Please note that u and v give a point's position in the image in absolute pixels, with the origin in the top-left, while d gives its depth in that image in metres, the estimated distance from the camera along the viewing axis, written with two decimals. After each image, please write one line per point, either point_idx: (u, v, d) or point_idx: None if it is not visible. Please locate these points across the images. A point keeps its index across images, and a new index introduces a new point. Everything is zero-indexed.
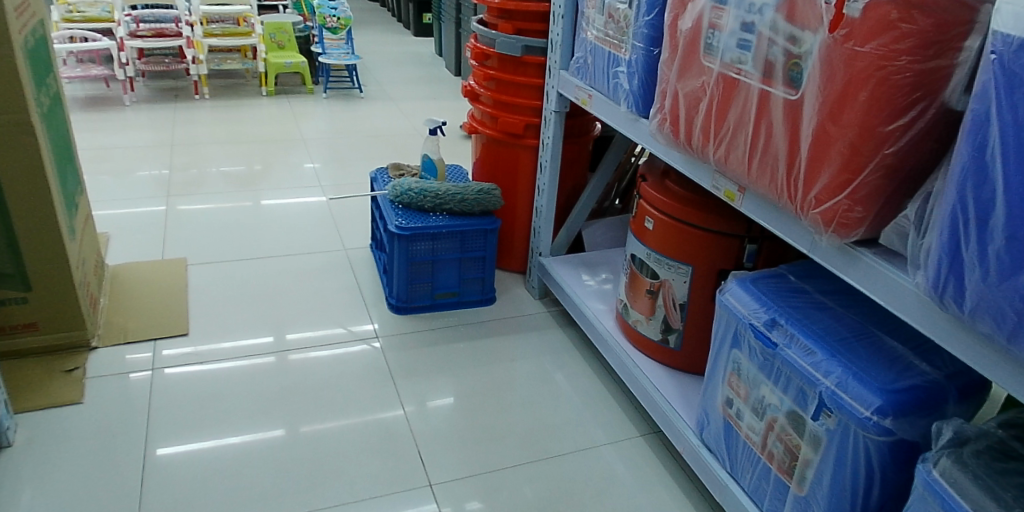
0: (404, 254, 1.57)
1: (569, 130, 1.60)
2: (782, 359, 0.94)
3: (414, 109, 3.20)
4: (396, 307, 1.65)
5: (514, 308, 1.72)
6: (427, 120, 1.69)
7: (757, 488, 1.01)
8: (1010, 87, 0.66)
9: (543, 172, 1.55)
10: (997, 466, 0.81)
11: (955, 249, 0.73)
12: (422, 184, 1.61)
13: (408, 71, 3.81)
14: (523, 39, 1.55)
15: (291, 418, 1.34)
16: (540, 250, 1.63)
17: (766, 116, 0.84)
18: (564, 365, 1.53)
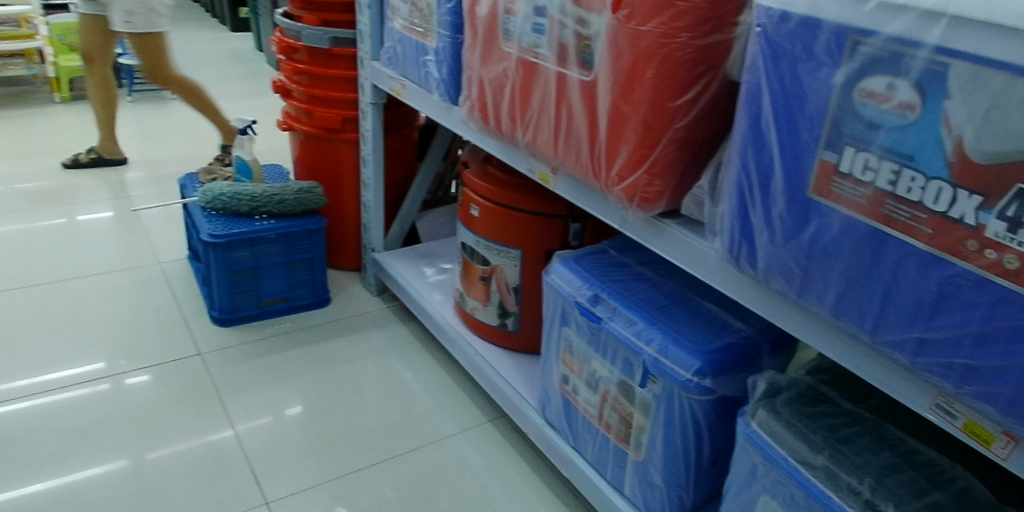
0: (221, 263, 1.49)
1: (388, 122, 1.58)
2: (607, 332, 0.96)
3: (234, 108, 3.06)
4: (220, 319, 1.57)
5: (353, 307, 1.68)
6: (237, 121, 1.60)
7: (599, 458, 1.04)
8: (775, 58, 0.72)
9: (367, 166, 1.52)
10: (807, 411, 0.89)
11: (744, 214, 0.78)
12: (235, 187, 1.54)
13: (227, 68, 3.62)
14: (330, 31, 1.50)
15: (99, 454, 1.23)
16: (371, 246, 1.60)
17: (565, 98, 0.86)
18: (408, 359, 1.51)
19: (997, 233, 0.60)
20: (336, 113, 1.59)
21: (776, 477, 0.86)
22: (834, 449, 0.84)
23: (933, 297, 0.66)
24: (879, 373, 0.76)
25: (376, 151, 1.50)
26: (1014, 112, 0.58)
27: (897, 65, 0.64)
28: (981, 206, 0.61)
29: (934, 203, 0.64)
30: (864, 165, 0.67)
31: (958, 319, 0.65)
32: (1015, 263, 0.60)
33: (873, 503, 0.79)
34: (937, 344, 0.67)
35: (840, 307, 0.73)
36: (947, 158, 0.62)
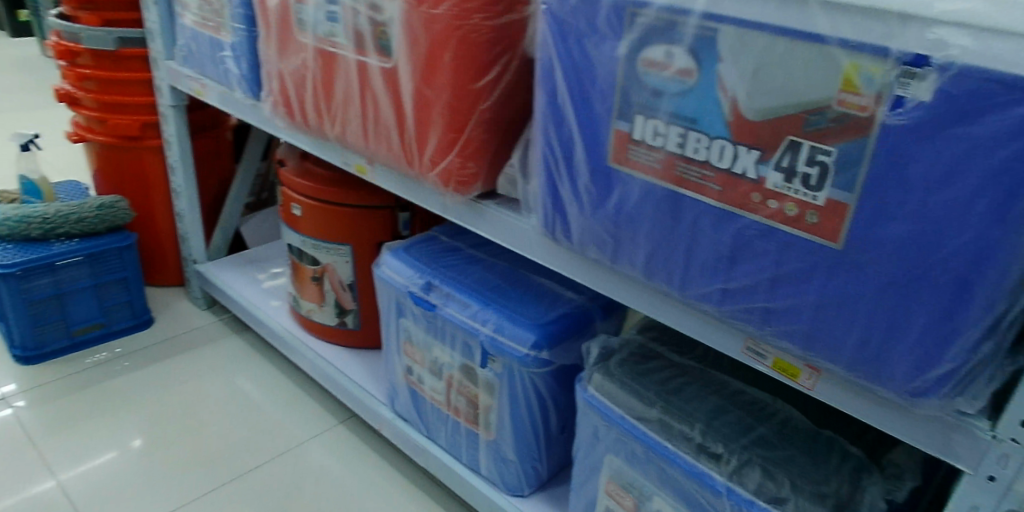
0: (16, 295, 1.36)
1: (195, 124, 1.51)
2: (442, 318, 0.96)
3: (19, 123, 2.76)
4: (24, 358, 1.43)
5: (182, 325, 1.59)
6: (17, 137, 1.44)
7: (454, 443, 1.05)
8: (562, 33, 0.74)
9: (176, 173, 1.45)
10: (639, 369, 0.93)
11: (554, 187, 0.80)
12: (22, 209, 1.38)
13: (9, 81, 3.26)
14: (114, 31, 1.40)
15: None
16: (192, 257, 1.55)
17: (368, 87, 0.84)
18: (249, 371, 1.45)
19: (775, 184, 0.66)
20: (134, 119, 1.48)
21: (617, 436, 0.90)
22: (666, 401, 0.89)
23: (729, 249, 0.70)
24: (694, 326, 0.80)
25: (182, 158, 1.43)
26: (778, 71, 0.63)
27: (671, 33, 0.67)
28: (759, 160, 0.66)
29: (719, 161, 0.68)
30: (654, 131, 0.71)
31: (753, 268, 0.70)
32: (794, 211, 0.66)
33: (705, 445, 0.85)
34: (737, 292, 0.72)
35: (650, 269, 0.77)
36: (725, 118, 0.67)
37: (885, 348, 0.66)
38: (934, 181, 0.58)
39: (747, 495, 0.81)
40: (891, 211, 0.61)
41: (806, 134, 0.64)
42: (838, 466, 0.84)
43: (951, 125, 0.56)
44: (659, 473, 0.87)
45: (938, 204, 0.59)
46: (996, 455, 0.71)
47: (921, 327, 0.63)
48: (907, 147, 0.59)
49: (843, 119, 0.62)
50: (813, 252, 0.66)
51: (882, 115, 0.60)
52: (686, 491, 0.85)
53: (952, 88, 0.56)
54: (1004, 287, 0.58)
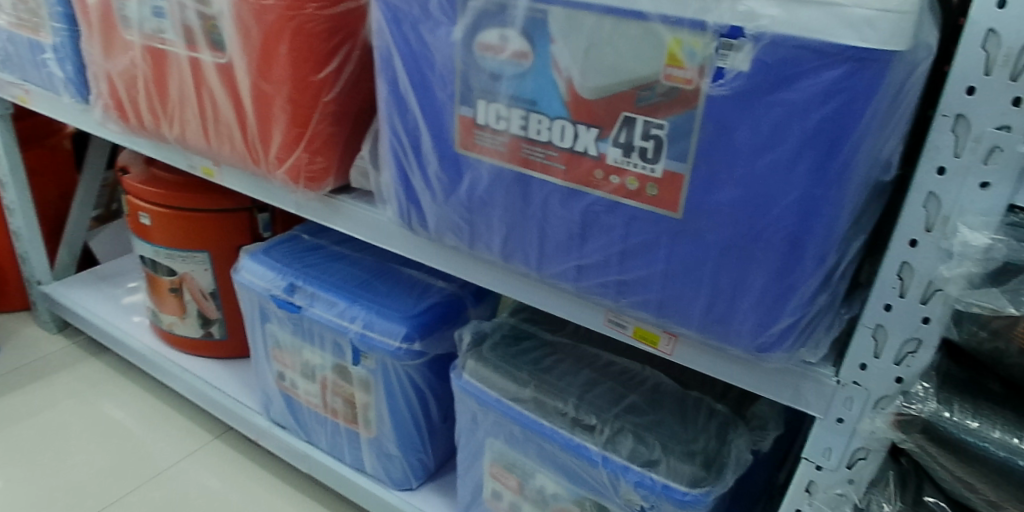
0: None
1: (25, 135, 1.41)
2: (309, 319, 0.94)
3: None
4: None
5: (32, 352, 1.47)
6: None
7: (335, 444, 1.04)
8: (396, 20, 0.73)
9: (7, 189, 1.35)
10: (511, 351, 0.94)
11: (405, 177, 0.79)
12: None
13: None
14: None
15: None
16: (36, 279, 1.47)
17: (204, 84, 0.82)
18: (111, 394, 1.36)
19: (616, 159, 0.68)
20: None
21: (495, 419, 0.91)
22: (539, 380, 0.90)
23: (579, 225, 0.72)
24: (557, 304, 0.82)
25: (13, 173, 1.32)
26: (607, 48, 0.65)
27: (503, 16, 0.67)
28: (598, 137, 0.68)
29: (561, 140, 0.69)
30: (496, 115, 0.71)
31: (603, 242, 0.72)
32: (635, 185, 0.68)
33: (579, 419, 0.87)
34: (592, 268, 0.74)
35: (507, 251, 0.77)
36: (563, 98, 0.68)
37: (729, 310, 0.70)
38: (758, 146, 0.62)
39: (621, 462, 0.84)
40: (721, 179, 0.65)
41: (639, 109, 0.66)
42: (706, 423, 0.88)
43: (769, 92, 0.60)
44: (538, 451, 0.89)
45: (765, 168, 0.63)
46: (841, 398, 0.79)
47: (759, 286, 0.67)
48: (732, 116, 0.62)
49: (672, 93, 0.64)
50: (656, 222, 0.69)
51: (706, 87, 0.62)
52: (565, 464, 0.88)
53: (766, 58, 0.59)
54: (831, 240, 0.63)
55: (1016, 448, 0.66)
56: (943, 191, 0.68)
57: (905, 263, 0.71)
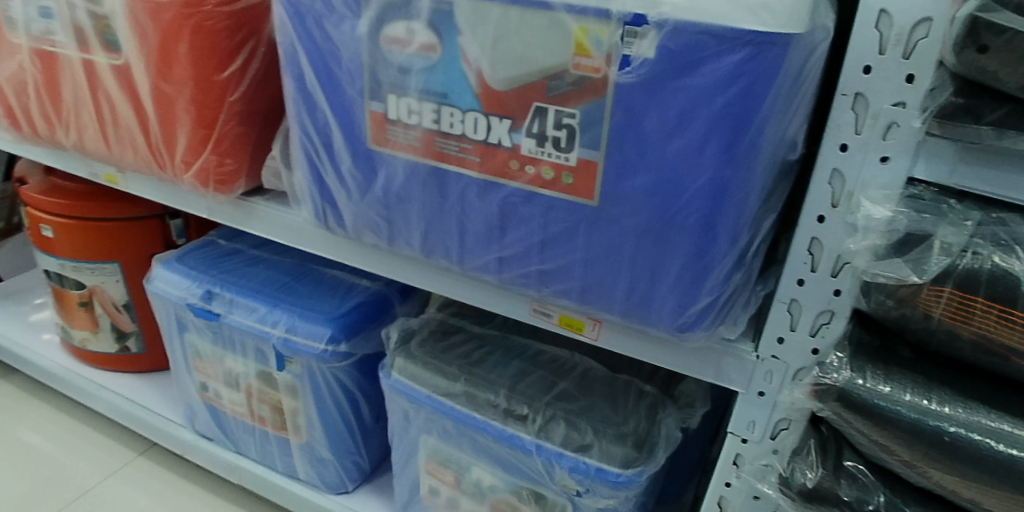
0: None
1: None
2: (229, 326, 0.92)
3: None
4: None
5: None
6: None
7: (265, 453, 1.03)
8: (299, 15, 0.71)
9: None
10: (440, 346, 0.93)
11: (318, 176, 0.78)
12: None
13: None
14: None
15: None
16: None
17: (100, 87, 0.80)
18: (23, 417, 1.30)
19: (530, 149, 0.68)
20: None
21: (427, 416, 0.90)
22: (470, 374, 0.90)
23: (498, 217, 0.72)
24: (482, 296, 0.81)
25: None
26: (515, 38, 0.65)
27: (407, 9, 0.66)
28: (511, 128, 0.68)
29: (474, 133, 0.69)
30: (408, 110, 0.70)
31: (522, 233, 0.72)
32: (550, 174, 0.68)
33: (511, 409, 0.87)
34: (512, 259, 0.74)
35: (427, 246, 0.77)
36: (473, 90, 0.68)
37: (649, 293, 0.71)
38: (668, 131, 0.63)
39: (555, 449, 0.84)
40: (634, 165, 0.65)
41: (550, 99, 0.66)
42: (635, 405, 0.90)
43: (674, 78, 0.61)
44: (472, 444, 0.89)
45: (674, 152, 0.64)
46: (762, 372, 0.81)
47: (676, 268, 0.68)
48: (639, 103, 0.63)
49: (581, 82, 0.64)
50: (573, 211, 0.69)
51: (614, 75, 0.63)
52: (501, 456, 0.88)
53: (670, 44, 0.60)
54: (741, 220, 0.65)
55: (925, 408, 0.70)
56: (846, 167, 0.70)
57: (815, 240, 0.74)
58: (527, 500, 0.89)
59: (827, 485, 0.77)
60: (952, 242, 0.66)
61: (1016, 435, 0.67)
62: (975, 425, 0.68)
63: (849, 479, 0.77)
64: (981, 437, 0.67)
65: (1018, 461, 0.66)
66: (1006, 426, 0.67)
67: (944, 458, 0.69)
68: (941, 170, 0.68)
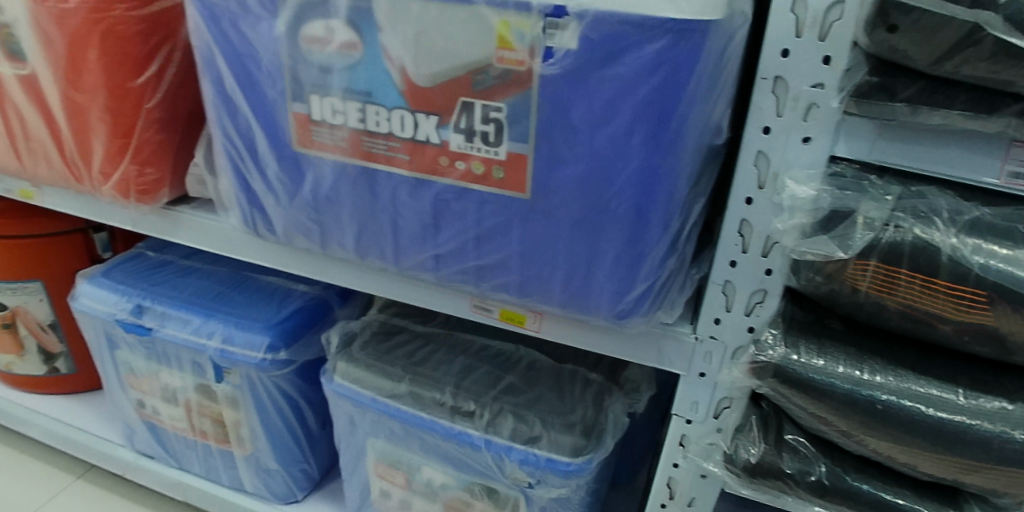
0: None
1: None
2: (162, 340, 0.90)
3: None
4: None
5: None
6: None
7: (209, 468, 1.01)
8: (214, 17, 0.69)
9: None
10: (383, 347, 0.92)
11: (245, 181, 0.76)
12: None
13: None
14: None
15: None
16: None
17: (8, 99, 0.78)
18: None
19: (459, 145, 0.67)
20: None
21: (373, 418, 0.89)
22: (414, 374, 0.89)
23: (431, 215, 0.71)
24: (421, 295, 0.80)
25: None
26: (436, 33, 0.64)
27: (325, 7, 0.65)
28: (439, 124, 0.67)
29: (402, 131, 0.68)
30: (332, 110, 0.69)
31: (457, 229, 0.71)
32: (481, 169, 0.68)
33: (458, 406, 0.87)
34: (448, 256, 0.73)
35: (361, 248, 0.75)
36: (398, 87, 0.67)
37: (586, 283, 0.71)
38: (595, 120, 0.63)
39: (504, 442, 0.84)
40: (564, 156, 0.65)
41: (476, 94, 0.65)
42: (582, 394, 0.90)
43: (598, 68, 0.61)
44: (421, 444, 0.88)
45: (603, 142, 0.64)
46: (701, 353, 0.81)
47: (612, 257, 0.69)
48: (565, 94, 0.63)
49: (505, 75, 0.64)
50: (506, 205, 0.69)
51: (538, 67, 0.63)
52: (450, 453, 0.87)
53: (592, 34, 0.60)
54: (672, 207, 0.66)
55: (858, 379, 0.73)
56: (771, 149, 0.71)
57: (744, 221, 0.74)
58: (479, 495, 0.89)
59: (770, 460, 0.80)
60: (874, 217, 0.69)
61: (943, 399, 0.71)
62: (906, 392, 0.72)
63: (791, 452, 0.80)
64: (911, 403, 0.71)
65: (947, 423, 0.70)
66: (934, 391, 0.71)
67: (879, 425, 0.73)
68: (860, 147, 0.70)
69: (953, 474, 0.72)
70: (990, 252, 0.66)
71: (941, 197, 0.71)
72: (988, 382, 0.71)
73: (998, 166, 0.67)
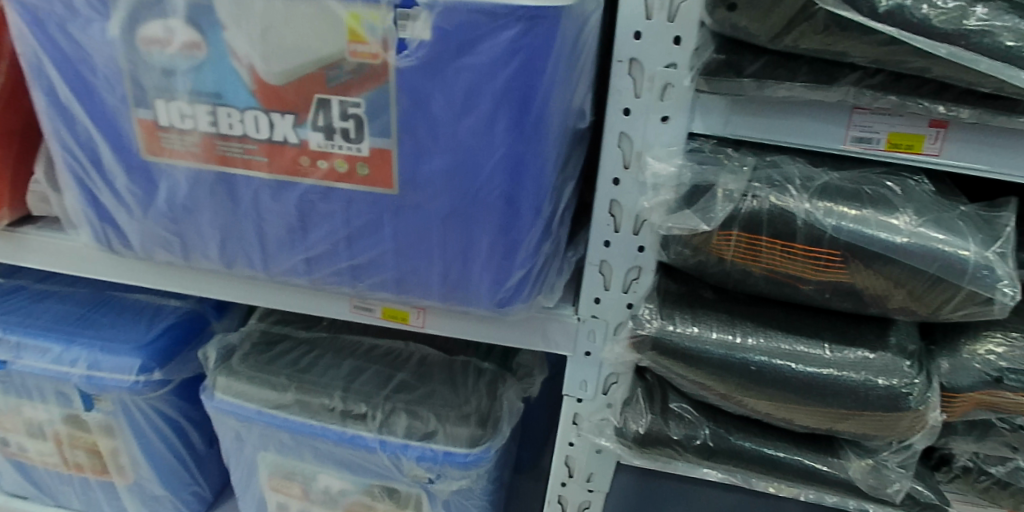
0: None
1: None
2: (19, 373, 0.84)
3: None
4: None
5: None
6: None
7: (89, 502, 0.95)
8: (37, 21, 0.64)
9: None
10: (265, 357, 0.89)
11: (92, 196, 0.71)
12: None
13: None
14: None
15: None
16: None
17: None
18: None
19: (319, 144, 0.65)
20: None
21: (261, 432, 0.86)
22: (299, 381, 0.87)
23: (297, 217, 0.69)
24: (298, 300, 0.78)
25: None
26: (284, 29, 0.61)
27: (161, 6, 0.61)
28: (295, 123, 0.65)
29: (257, 132, 0.66)
30: (180, 114, 0.65)
31: (325, 230, 0.69)
32: (344, 166, 0.66)
33: (348, 410, 0.85)
34: (320, 259, 0.71)
35: (227, 256, 0.73)
36: (248, 87, 0.64)
37: (463, 275, 0.71)
38: (456, 111, 0.63)
39: (399, 441, 0.83)
40: (429, 148, 0.65)
41: (331, 89, 0.63)
42: (475, 385, 0.91)
43: (454, 58, 0.61)
44: (314, 452, 0.86)
45: (465, 132, 0.64)
46: (585, 331, 0.82)
47: (486, 247, 0.69)
48: (423, 86, 0.62)
49: (360, 69, 0.62)
50: (374, 202, 0.67)
51: (393, 59, 0.61)
52: (346, 458, 0.86)
53: (444, 24, 0.60)
54: (541, 191, 0.66)
55: (731, 343, 0.76)
56: (632, 130, 0.72)
57: (614, 202, 0.76)
58: (380, 497, 0.88)
59: (657, 429, 0.83)
60: (733, 188, 0.72)
61: (811, 355, 0.75)
62: (775, 351, 0.75)
63: (676, 419, 0.83)
64: (782, 361, 0.75)
65: (814, 376, 0.74)
66: (802, 348, 0.76)
67: (753, 386, 0.76)
68: (716, 123, 0.73)
69: (826, 424, 0.77)
70: (840, 213, 0.70)
71: (792, 165, 0.75)
72: (850, 335, 0.76)
73: (842, 132, 0.71)
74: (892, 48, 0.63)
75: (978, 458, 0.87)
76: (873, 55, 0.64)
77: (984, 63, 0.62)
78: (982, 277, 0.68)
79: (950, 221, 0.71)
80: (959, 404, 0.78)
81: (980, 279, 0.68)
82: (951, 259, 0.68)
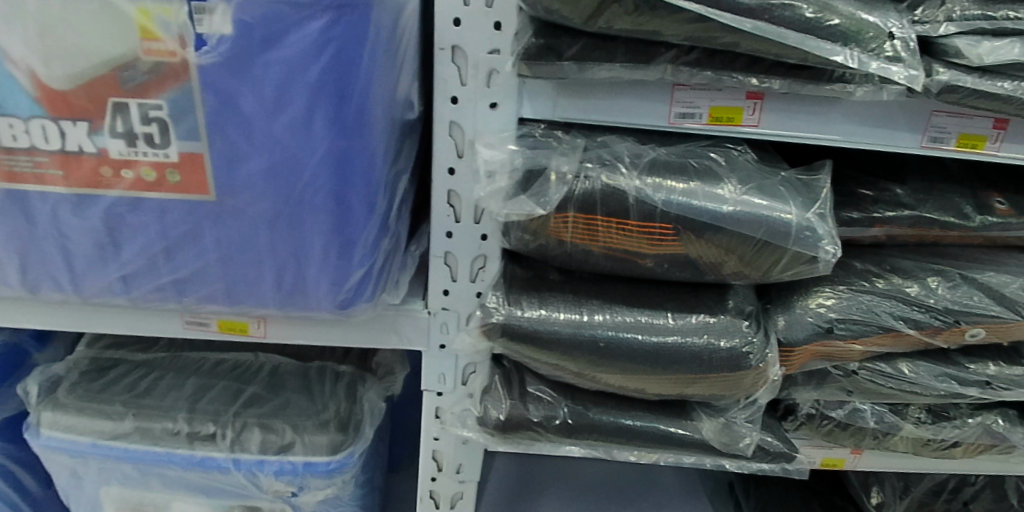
0: None
1: None
2: None
3: None
4: None
5: None
6: None
7: None
8: None
9: None
10: (96, 385, 0.83)
11: None
12: None
13: None
14: None
15: None
16: None
17: None
18: None
19: (120, 152, 0.61)
20: None
21: (99, 465, 0.80)
22: (137, 407, 0.81)
23: (104, 233, 0.63)
24: (122, 320, 0.73)
25: None
26: (63, 29, 0.56)
27: None
28: (90, 131, 0.60)
29: (46, 143, 0.60)
30: None
31: (139, 244, 0.64)
32: (152, 175, 0.61)
33: (195, 431, 0.80)
34: (138, 275, 0.66)
35: (30, 281, 0.66)
36: (30, 94, 0.58)
37: (299, 281, 0.68)
38: (268, 109, 0.60)
39: (254, 458, 0.79)
40: (244, 150, 0.61)
41: (126, 92, 0.59)
42: (332, 389, 0.88)
43: (259, 52, 0.58)
44: (162, 479, 0.81)
45: (282, 131, 0.61)
46: (437, 324, 0.81)
47: (319, 249, 0.66)
48: (229, 85, 0.59)
49: (157, 68, 0.58)
50: (190, 210, 0.63)
51: (193, 57, 0.58)
52: (197, 482, 0.81)
53: (245, 17, 0.56)
54: (371, 187, 0.64)
55: (580, 321, 0.77)
56: (462, 118, 0.72)
57: (452, 192, 0.75)
58: None
59: (518, 413, 0.84)
60: (566, 171, 0.73)
61: (655, 324, 0.78)
62: (621, 325, 0.78)
63: (536, 401, 0.84)
64: (628, 333, 0.77)
65: (659, 345, 0.77)
66: (645, 318, 0.78)
67: (605, 361, 0.78)
68: (545, 106, 0.73)
69: (675, 389, 0.80)
70: (669, 188, 0.73)
71: (621, 144, 0.77)
72: (691, 302, 0.80)
73: (666, 109, 0.74)
74: (700, 25, 0.65)
75: (819, 405, 0.92)
76: (684, 34, 0.66)
77: (792, 37, 0.65)
78: (805, 237, 0.72)
79: (771, 187, 0.75)
80: (796, 356, 0.83)
81: (803, 239, 0.72)
82: (775, 223, 0.72)
